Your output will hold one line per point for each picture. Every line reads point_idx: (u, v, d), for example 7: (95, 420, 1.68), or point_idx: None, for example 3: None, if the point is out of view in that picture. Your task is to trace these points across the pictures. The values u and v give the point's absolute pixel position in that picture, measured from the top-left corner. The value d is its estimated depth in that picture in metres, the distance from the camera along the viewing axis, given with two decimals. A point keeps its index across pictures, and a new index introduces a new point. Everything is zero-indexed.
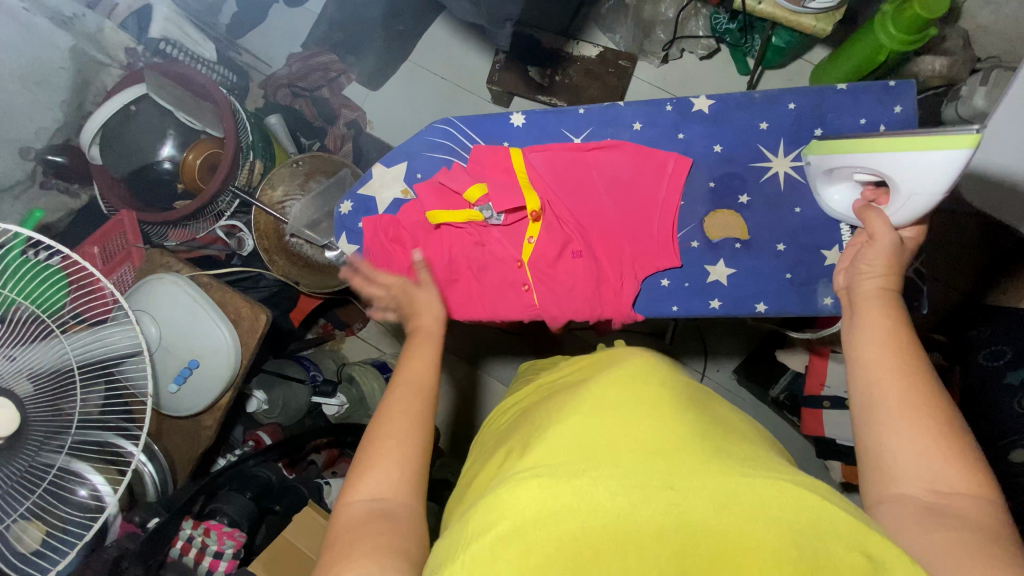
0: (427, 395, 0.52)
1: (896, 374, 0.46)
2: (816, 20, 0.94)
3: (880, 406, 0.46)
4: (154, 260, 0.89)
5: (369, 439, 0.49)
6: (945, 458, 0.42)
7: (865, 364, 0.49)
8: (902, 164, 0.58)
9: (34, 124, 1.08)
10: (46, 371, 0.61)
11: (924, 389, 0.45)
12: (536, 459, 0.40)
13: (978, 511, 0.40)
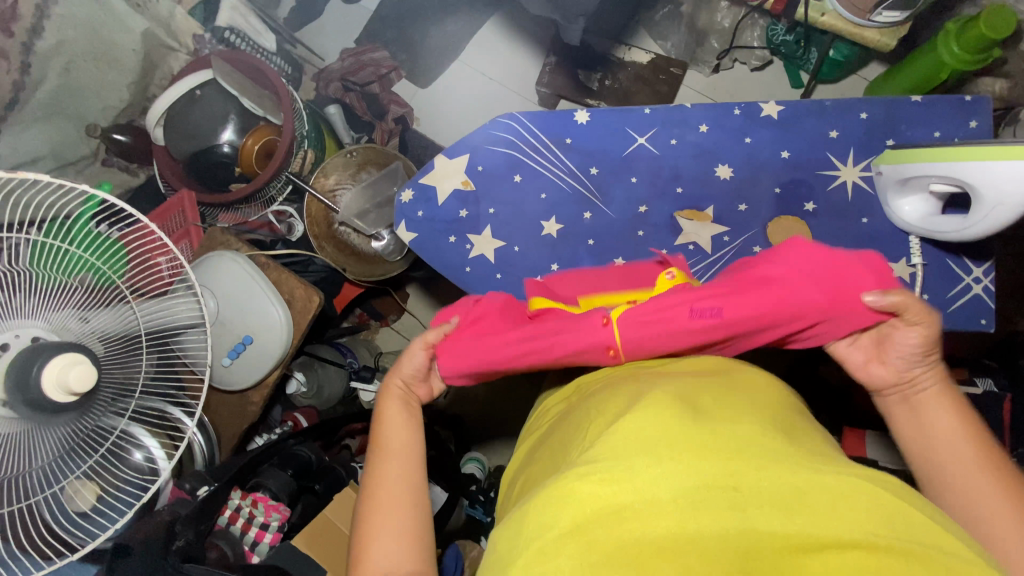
0: (411, 453, 0.57)
1: (949, 425, 0.51)
2: (881, 34, 0.93)
3: (950, 449, 0.50)
4: (214, 238, 0.91)
5: (362, 515, 0.52)
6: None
7: (924, 426, 0.51)
8: (986, 172, 0.56)
9: (101, 103, 1.14)
10: (118, 334, 0.64)
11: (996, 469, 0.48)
12: (607, 449, 0.39)
13: None
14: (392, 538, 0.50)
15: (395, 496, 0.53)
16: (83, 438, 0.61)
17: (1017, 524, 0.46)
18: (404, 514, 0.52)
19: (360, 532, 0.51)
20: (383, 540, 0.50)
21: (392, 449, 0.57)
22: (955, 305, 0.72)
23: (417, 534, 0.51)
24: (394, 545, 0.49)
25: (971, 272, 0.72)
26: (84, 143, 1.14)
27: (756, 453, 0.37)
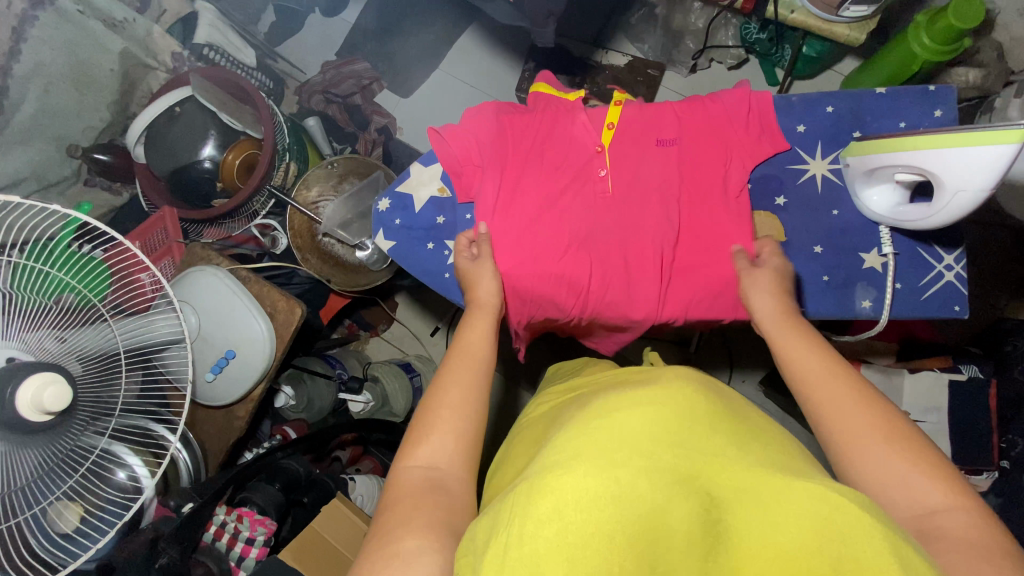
0: (482, 366, 0.57)
1: (841, 384, 0.50)
2: (850, 28, 0.95)
3: (849, 407, 0.48)
4: (195, 253, 0.91)
5: (427, 407, 0.53)
6: (922, 474, 0.44)
7: (802, 378, 0.52)
8: (946, 161, 0.57)
9: (82, 124, 1.14)
10: (96, 353, 0.63)
11: (876, 408, 0.48)
12: (576, 447, 0.38)
13: (968, 526, 0.41)
14: (438, 439, 0.50)
15: (455, 399, 0.53)
16: (63, 459, 0.60)
17: (916, 495, 0.43)
18: (464, 419, 0.52)
19: (417, 422, 0.52)
20: (427, 441, 0.50)
21: (472, 358, 0.58)
22: (927, 293, 0.73)
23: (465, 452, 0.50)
24: (436, 446, 0.50)
25: (942, 260, 0.73)
26: (66, 164, 1.14)
27: (715, 456, 0.37)
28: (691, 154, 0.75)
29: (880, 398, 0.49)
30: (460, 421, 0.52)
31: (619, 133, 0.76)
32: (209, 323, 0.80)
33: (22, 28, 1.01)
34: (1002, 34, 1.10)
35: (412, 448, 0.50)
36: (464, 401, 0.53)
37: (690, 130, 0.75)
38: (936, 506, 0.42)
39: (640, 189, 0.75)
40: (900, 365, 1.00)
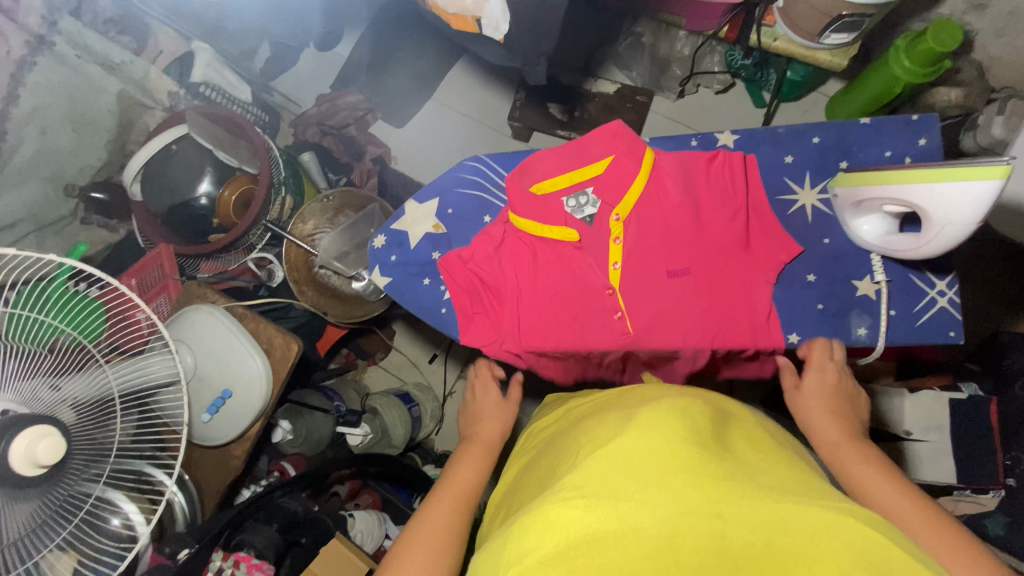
0: (463, 504, 0.56)
1: (885, 478, 0.50)
2: (832, 55, 0.97)
3: (893, 495, 0.49)
4: (191, 292, 0.91)
5: (404, 541, 0.52)
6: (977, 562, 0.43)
7: (848, 475, 0.52)
8: (932, 194, 0.58)
9: (79, 163, 1.15)
10: (91, 399, 0.63)
11: (915, 499, 0.48)
12: (578, 482, 0.37)
13: None
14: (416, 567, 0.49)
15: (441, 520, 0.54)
16: (56, 509, 0.59)
17: None
18: (444, 556, 0.51)
19: (404, 541, 0.52)
20: (409, 567, 0.49)
21: (455, 490, 0.57)
22: (921, 319, 0.73)
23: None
24: (418, 569, 0.49)
25: (934, 286, 0.73)
26: (64, 204, 1.15)
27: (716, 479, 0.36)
28: (710, 283, 0.72)
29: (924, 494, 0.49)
30: (447, 551, 0.51)
31: (628, 265, 0.73)
32: (205, 362, 0.80)
33: (20, 73, 1.04)
34: (981, 54, 1.11)
35: (393, 570, 0.49)
36: (445, 526, 0.54)
37: (705, 255, 0.72)
38: None
39: (663, 325, 0.72)
40: (900, 385, 1.00)
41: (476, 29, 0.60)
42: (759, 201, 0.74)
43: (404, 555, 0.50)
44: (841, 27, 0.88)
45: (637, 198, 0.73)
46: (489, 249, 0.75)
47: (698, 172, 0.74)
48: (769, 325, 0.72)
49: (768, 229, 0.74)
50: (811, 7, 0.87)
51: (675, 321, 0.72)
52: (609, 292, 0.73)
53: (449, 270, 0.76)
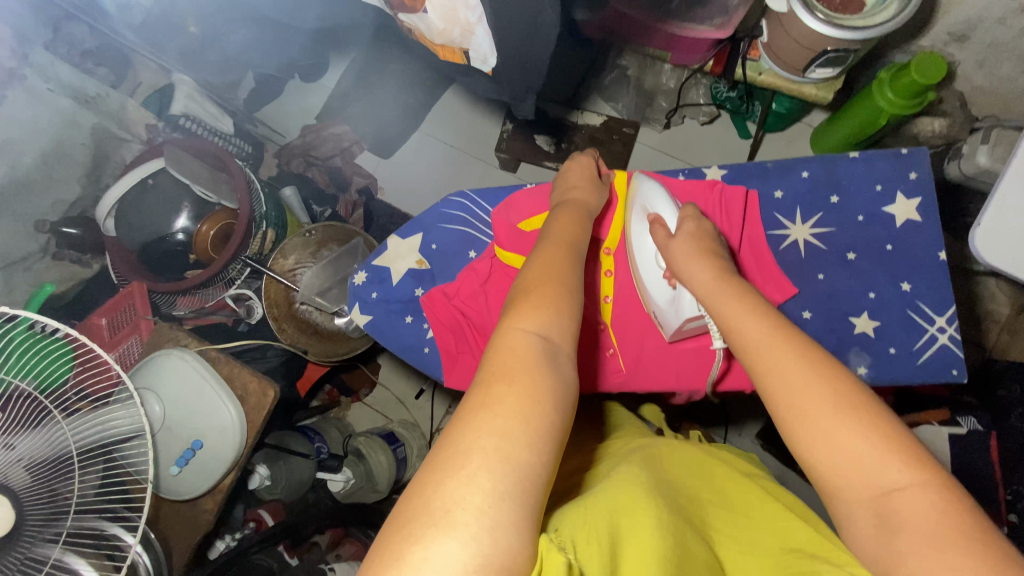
0: None
1: (790, 361, 0.45)
2: (818, 88, 0.97)
3: (799, 382, 0.43)
4: (162, 333, 0.87)
5: None
6: (874, 447, 0.40)
7: (751, 353, 0.47)
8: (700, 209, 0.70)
9: (51, 197, 1.13)
10: (46, 458, 0.58)
11: (823, 378, 0.43)
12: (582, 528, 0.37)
13: (926, 505, 0.37)
14: (515, 394, 0.39)
15: (545, 329, 0.45)
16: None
17: (873, 473, 0.39)
18: None
19: (499, 348, 0.43)
20: (511, 398, 0.39)
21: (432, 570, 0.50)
22: (922, 358, 0.66)
23: (566, 401, 0.41)
24: (509, 399, 0.39)
25: (934, 321, 0.66)
26: (33, 239, 1.11)
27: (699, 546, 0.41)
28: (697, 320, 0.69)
29: (842, 374, 0.43)
30: (553, 369, 0.42)
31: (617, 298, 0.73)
32: (175, 411, 0.75)
33: None
34: (963, 84, 1.12)
35: (488, 393, 0.39)
36: (549, 330, 0.45)
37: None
38: (898, 485, 0.38)
39: (652, 359, 0.74)
40: (899, 419, 0.98)
41: (464, 59, 0.60)
42: (755, 235, 0.69)
43: (503, 368, 0.41)
44: (826, 61, 0.88)
45: (622, 232, 0.72)
46: (476, 282, 0.73)
47: (693, 201, 0.70)
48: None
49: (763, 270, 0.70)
50: (794, 42, 0.87)
51: (662, 355, 0.74)
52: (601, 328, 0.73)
53: (434, 308, 0.73)
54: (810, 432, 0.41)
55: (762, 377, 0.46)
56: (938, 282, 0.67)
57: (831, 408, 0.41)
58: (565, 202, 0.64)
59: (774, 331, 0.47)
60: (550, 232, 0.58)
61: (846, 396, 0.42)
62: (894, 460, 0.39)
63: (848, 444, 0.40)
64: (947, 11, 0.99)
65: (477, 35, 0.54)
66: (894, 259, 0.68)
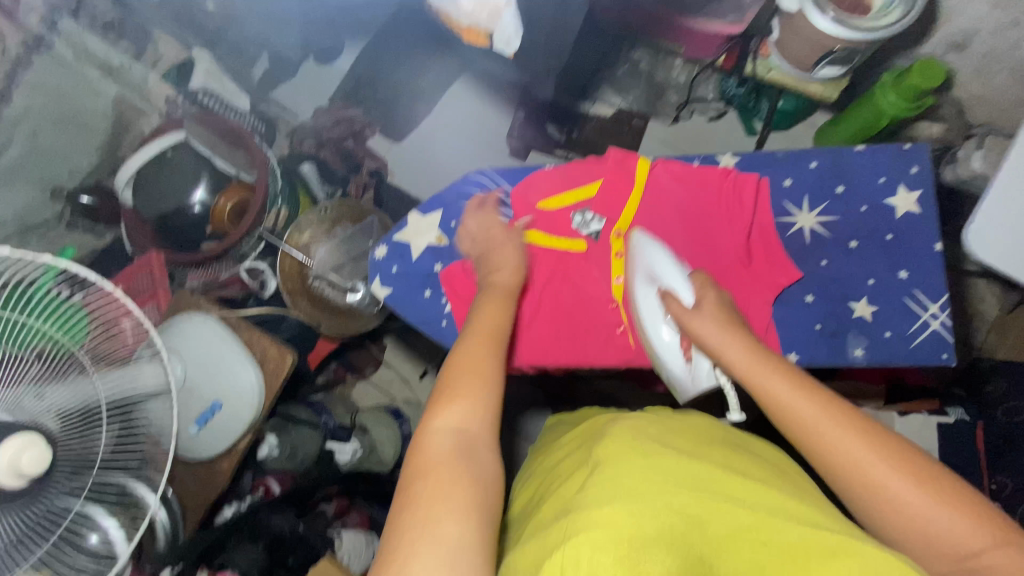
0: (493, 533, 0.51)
1: (853, 436, 0.46)
2: (823, 87, 1.01)
3: (868, 455, 0.45)
4: (183, 300, 0.89)
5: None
6: (946, 505, 0.43)
7: (810, 434, 0.47)
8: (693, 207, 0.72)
9: (68, 166, 1.14)
10: (76, 408, 0.58)
11: (889, 450, 0.45)
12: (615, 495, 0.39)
13: (1011, 564, 0.40)
14: (440, 502, 0.40)
15: (462, 425, 0.45)
16: (35, 526, 0.54)
17: (955, 536, 0.42)
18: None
19: (420, 457, 0.43)
20: (450, 505, 0.40)
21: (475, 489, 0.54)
22: (915, 341, 0.69)
23: (490, 498, 0.42)
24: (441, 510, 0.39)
25: (927, 308, 0.69)
26: (49, 207, 1.12)
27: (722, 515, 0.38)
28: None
29: (894, 439, 0.46)
30: (473, 461, 0.43)
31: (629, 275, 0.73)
32: (196, 371, 0.77)
33: None
34: (962, 92, 1.15)
35: (417, 516, 0.39)
36: (467, 425, 0.45)
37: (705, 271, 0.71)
38: (979, 546, 0.42)
39: None
40: (889, 408, 1.01)
41: (487, 43, 0.65)
42: (762, 222, 0.72)
43: (416, 477, 0.42)
44: (834, 61, 0.91)
45: (635, 213, 0.73)
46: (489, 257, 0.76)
47: (704, 185, 0.72)
48: (769, 340, 0.69)
49: (768, 253, 0.71)
50: (805, 41, 0.90)
51: None
52: (614, 306, 0.73)
53: (452, 282, 0.76)
54: (872, 485, 0.45)
55: (815, 444, 0.47)
56: (933, 270, 0.70)
57: (881, 455, 0.45)
58: (486, 282, 0.64)
59: (828, 410, 0.48)
60: (470, 318, 0.57)
61: (894, 441, 0.47)
62: (967, 518, 0.42)
63: (929, 515, 0.43)
64: (952, 18, 1.02)
65: (504, 15, 0.60)
66: (893, 248, 0.71)
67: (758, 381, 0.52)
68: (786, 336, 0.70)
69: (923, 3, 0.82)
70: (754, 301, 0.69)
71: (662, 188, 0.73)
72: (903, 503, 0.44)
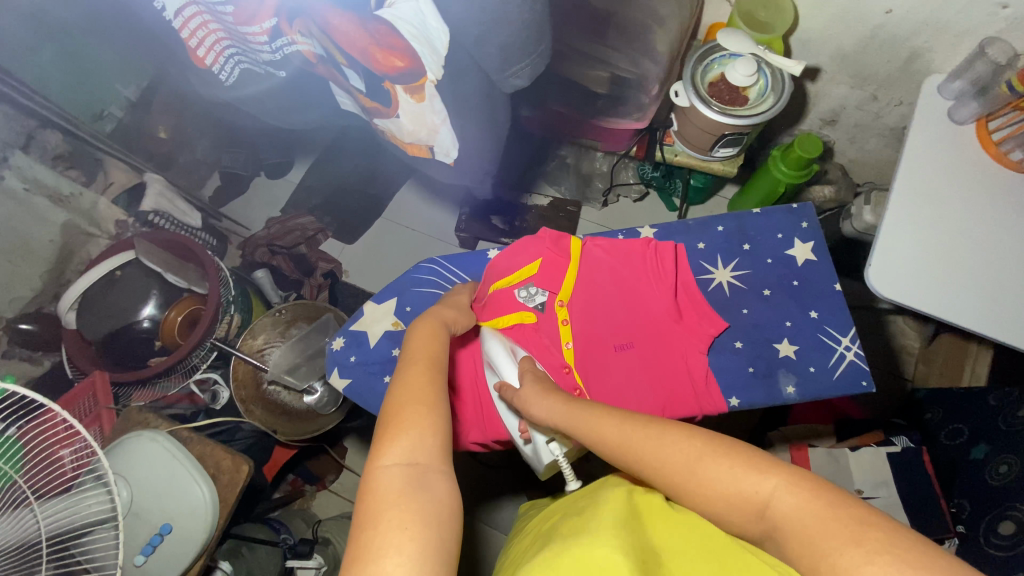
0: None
1: (663, 445, 0.47)
2: (723, 164, 1.16)
3: (674, 460, 0.46)
4: (130, 418, 0.86)
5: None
6: (751, 475, 0.43)
7: (628, 460, 0.49)
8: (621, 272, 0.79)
9: (10, 295, 1.13)
10: (14, 545, 0.56)
11: (692, 447, 0.46)
12: None
13: (821, 510, 0.40)
14: (397, 543, 0.41)
15: (411, 456, 0.47)
16: None
17: (765, 503, 0.42)
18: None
19: (371, 498, 0.44)
20: (408, 545, 0.41)
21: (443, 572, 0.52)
22: (837, 373, 0.75)
23: (444, 527, 0.43)
24: (402, 551, 0.40)
25: (840, 341, 0.77)
26: None
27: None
28: (653, 355, 0.75)
29: (693, 432, 0.47)
30: (426, 492, 0.44)
31: (577, 341, 0.75)
32: (145, 494, 0.73)
33: None
34: (842, 157, 1.35)
35: (376, 562, 0.40)
36: (415, 458, 0.47)
37: (643, 330, 0.76)
38: (787, 506, 0.41)
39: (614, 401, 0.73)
40: (841, 445, 1.06)
41: (430, 153, 0.71)
42: (686, 280, 0.79)
43: (373, 521, 0.42)
44: (727, 143, 1.07)
45: (574, 284, 0.78)
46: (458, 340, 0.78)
47: (633, 253, 0.79)
48: (709, 388, 0.74)
49: (697, 307, 0.77)
50: (700, 129, 1.06)
51: (623, 394, 0.73)
52: (567, 371, 0.71)
53: None
54: (701, 492, 0.45)
55: (642, 471, 0.48)
56: (838, 307, 0.79)
57: (701, 460, 0.45)
58: (431, 314, 0.66)
59: (626, 429, 0.50)
60: (409, 348, 0.58)
61: (709, 437, 0.46)
62: (776, 483, 0.42)
63: (743, 495, 0.43)
64: (817, 102, 1.22)
65: (441, 133, 0.65)
66: (800, 292, 0.80)
67: (579, 430, 0.54)
68: (725, 382, 0.75)
69: (786, 93, 0.99)
70: (691, 352, 0.75)
71: (594, 262, 0.79)
72: (733, 498, 0.43)
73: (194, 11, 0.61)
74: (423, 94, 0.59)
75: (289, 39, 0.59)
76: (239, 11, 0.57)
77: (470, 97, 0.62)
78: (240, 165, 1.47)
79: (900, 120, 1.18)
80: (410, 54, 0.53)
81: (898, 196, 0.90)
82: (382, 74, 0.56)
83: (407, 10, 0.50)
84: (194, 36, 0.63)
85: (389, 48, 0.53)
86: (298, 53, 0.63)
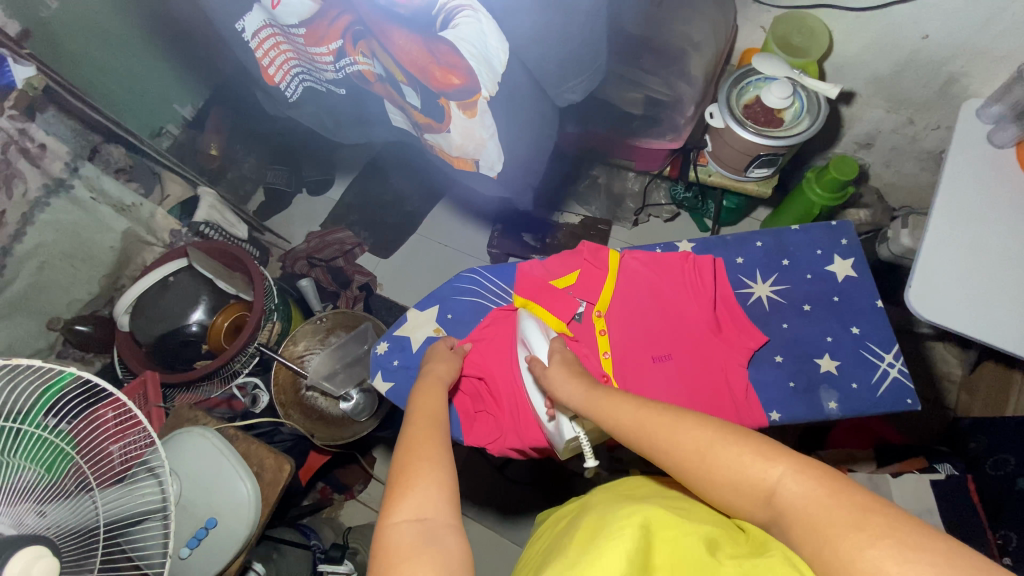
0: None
1: (675, 429, 0.49)
2: (757, 184, 1.17)
3: (686, 443, 0.48)
4: (181, 414, 0.90)
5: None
6: (759, 462, 0.44)
7: (643, 445, 0.51)
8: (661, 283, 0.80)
9: (69, 297, 1.20)
10: (77, 528, 0.57)
11: (703, 435, 0.48)
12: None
13: (827, 499, 0.40)
14: None
15: (418, 511, 0.47)
16: None
17: (771, 490, 0.43)
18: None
19: (382, 555, 0.44)
20: None
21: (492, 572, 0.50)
22: (880, 391, 0.75)
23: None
24: None
25: (884, 358, 0.76)
26: (43, 337, 1.17)
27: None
28: (691, 366, 0.75)
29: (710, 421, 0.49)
30: (438, 546, 0.44)
31: (614, 349, 0.77)
32: (195, 487, 0.76)
33: (32, 213, 1.09)
34: (878, 180, 1.35)
35: None
36: (424, 513, 0.47)
37: (680, 341, 0.77)
38: (793, 493, 0.41)
39: None
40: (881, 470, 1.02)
41: (474, 166, 0.74)
42: (725, 294, 0.79)
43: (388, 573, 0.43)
44: (762, 163, 1.08)
45: (613, 294, 0.79)
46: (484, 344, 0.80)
47: (671, 265, 0.80)
48: (749, 401, 0.74)
49: (733, 320, 0.78)
50: (734, 149, 1.07)
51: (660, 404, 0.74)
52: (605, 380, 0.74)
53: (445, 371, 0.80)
54: (709, 475, 0.46)
55: (656, 456, 0.50)
56: (880, 323, 0.78)
57: (712, 446, 0.47)
58: (425, 374, 0.69)
59: (643, 414, 0.53)
60: (412, 409, 0.61)
61: (723, 426, 0.48)
62: (783, 470, 0.43)
63: (750, 482, 0.44)
64: (852, 126, 1.23)
65: (488, 147, 0.67)
66: (841, 307, 0.80)
67: (601, 413, 0.57)
68: (764, 395, 0.76)
69: (821, 116, 1.00)
70: (731, 365, 0.75)
71: (632, 273, 0.80)
72: (740, 484, 0.44)
73: (269, 33, 0.66)
74: (475, 110, 0.61)
75: (351, 59, 0.64)
76: (311, 33, 0.62)
77: (520, 114, 0.65)
78: (283, 181, 1.54)
79: (938, 143, 1.17)
80: (466, 72, 0.57)
81: (939, 215, 0.89)
82: (438, 91, 0.60)
83: (469, 30, 0.53)
84: (267, 55, 0.68)
85: (448, 66, 0.57)
86: (358, 73, 0.67)
